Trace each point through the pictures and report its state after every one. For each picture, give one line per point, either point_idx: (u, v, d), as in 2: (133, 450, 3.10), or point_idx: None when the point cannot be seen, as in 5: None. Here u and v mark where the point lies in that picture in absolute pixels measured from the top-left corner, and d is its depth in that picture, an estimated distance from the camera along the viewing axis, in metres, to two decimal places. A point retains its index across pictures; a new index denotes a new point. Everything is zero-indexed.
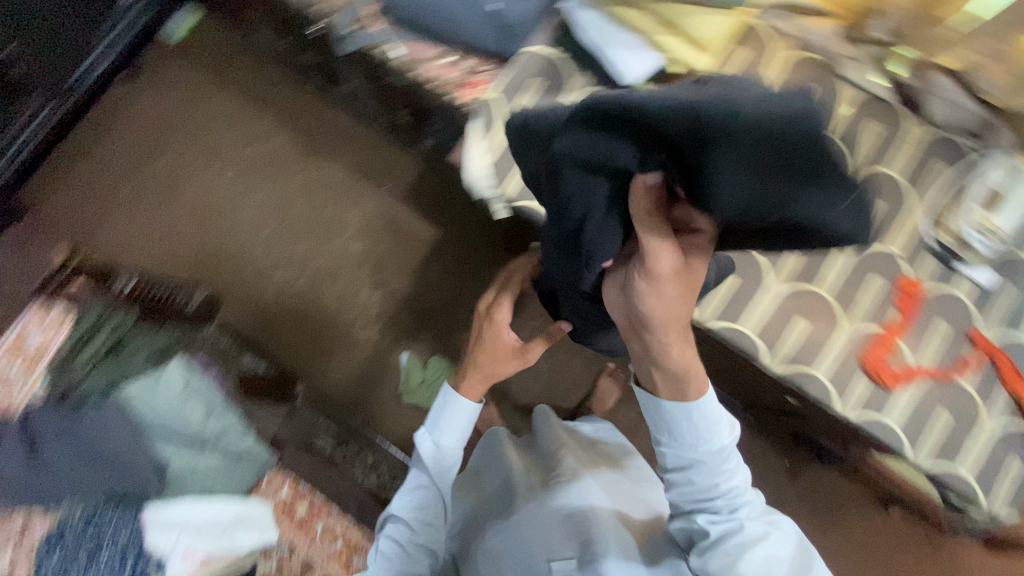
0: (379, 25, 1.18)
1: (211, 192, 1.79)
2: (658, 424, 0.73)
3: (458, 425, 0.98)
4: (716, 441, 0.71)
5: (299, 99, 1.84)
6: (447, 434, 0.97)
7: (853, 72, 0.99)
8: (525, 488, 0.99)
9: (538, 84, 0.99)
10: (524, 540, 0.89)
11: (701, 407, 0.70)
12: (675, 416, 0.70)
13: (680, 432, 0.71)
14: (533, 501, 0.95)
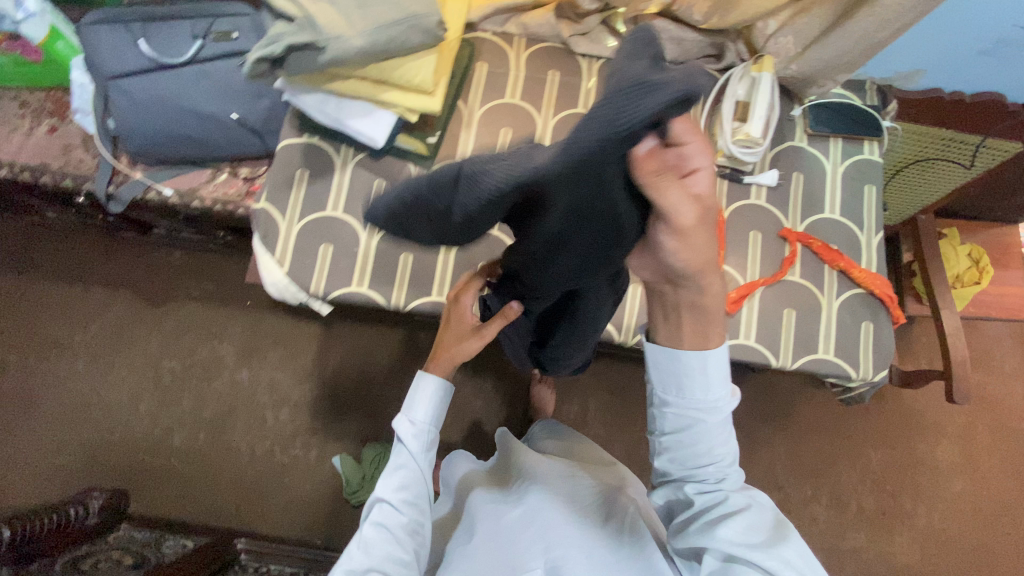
0: (136, 174, 1.11)
1: (71, 388, 1.66)
2: (660, 382, 0.67)
3: (436, 401, 0.81)
4: (712, 403, 0.66)
5: (122, 256, 1.73)
6: (426, 412, 0.81)
7: (586, 46, 1.03)
8: (485, 513, 0.88)
9: (305, 175, 0.96)
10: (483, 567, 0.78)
11: (698, 363, 0.64)
12: (687, 365, 0.64)
13: (676, 394, 0.66)
14: (495, 521, 0.85)
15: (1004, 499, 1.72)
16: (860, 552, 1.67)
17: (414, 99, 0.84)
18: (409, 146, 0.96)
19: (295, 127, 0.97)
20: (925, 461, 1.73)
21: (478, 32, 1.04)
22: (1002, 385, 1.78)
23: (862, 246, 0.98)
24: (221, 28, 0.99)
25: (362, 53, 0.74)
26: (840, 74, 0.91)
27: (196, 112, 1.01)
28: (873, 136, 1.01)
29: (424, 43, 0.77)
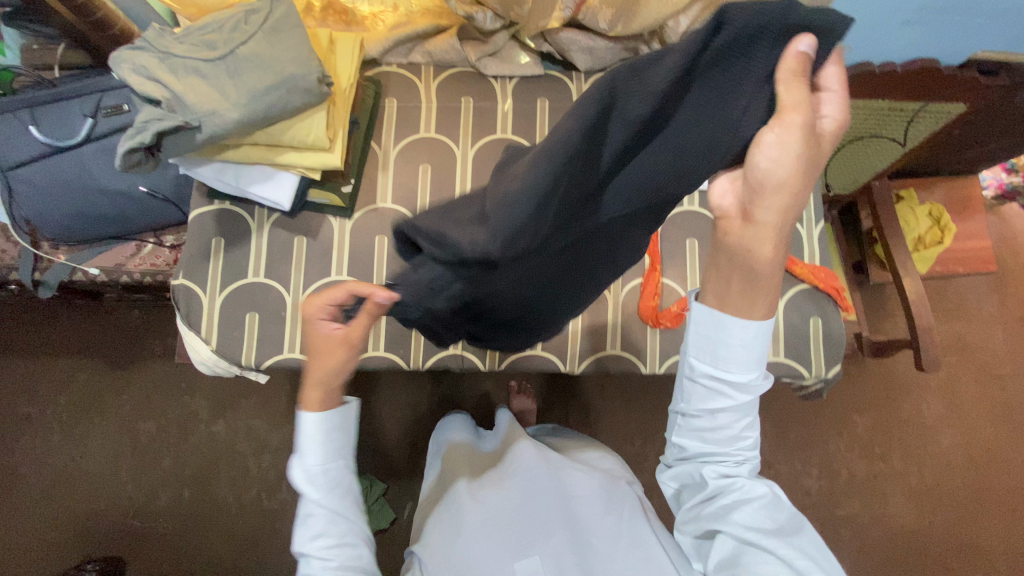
0: (59, 257, 1.06)
1: (47, 465, 1.61)
2: (695, 346, 0.59)
3: (331, 431, 0.66)
4: (751, 384, 0.59)
5: (75, 324, 1.67)
6: (319, 451, 0.66)
7: (498, 66, 0.98)
8: (481, 506, 0.84)
9: (221, 243, 0.92)
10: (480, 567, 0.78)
11: (738, 335, 0.56)
12: (727, 333, 0.56)
13: (712, 363, 0.59)
14: (494, 518, 0.82)
15: (999, 446, 1.68)
16: (856, 519, 1.64)
17: (314, 158, 0.80)
18: (323, 199, 0.92)
19: (204, 195, 0.93)
20: (911, 418, 1.69)
21: (383, 66, 1.00)
22: (980, 332, 1.72)
23: (804, 240, 0.95)
24: (112, 101, 0.93)
25: (241, 125, 0.70)
26: None
27: (103, 190, 0.97)
28: None
29: (307, 103, 0.73)
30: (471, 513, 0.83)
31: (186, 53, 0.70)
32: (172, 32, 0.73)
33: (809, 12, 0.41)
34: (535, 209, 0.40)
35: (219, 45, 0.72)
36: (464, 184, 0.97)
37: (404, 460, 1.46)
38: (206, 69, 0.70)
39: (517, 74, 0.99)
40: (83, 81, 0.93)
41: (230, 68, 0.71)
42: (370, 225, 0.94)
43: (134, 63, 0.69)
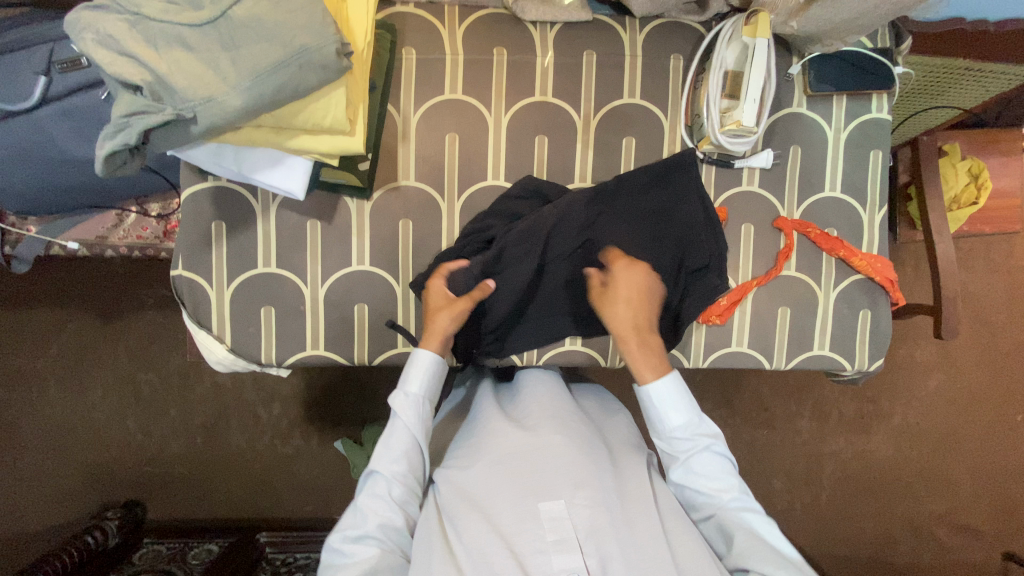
0: (29, 229, 0.94)
1: (46, 416, 1.54)
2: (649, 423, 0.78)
3: (432, 377, 0.76)
4: (690, 436, 0.75)
5: (53, 273, 1.53)
6: (422, 386, 0.75)
7: (536, 10, 0.82)
8: (507, 447, 0.75)
9: (223, 228, 0.81)
10: (504, 504, 0.70)
11: (668, 396, 0.74)
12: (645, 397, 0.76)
13: (661, 430, 0.76)
14: (522, 459, 0.73)
15: (994, 390, 1.71)
16: (841, 453, 1.71)
17: (331, 142, 0.67)
18: (338, 179, 0.80)
19: (195, 169, 0.79)
20: (904, 363, 1.71)
21: (397, 6, 0.82)
22: (985, 282, 1.68)
23: (864, 226, 0.88)
24: (66, 53, 0.76)
25: (245, 113, 0.57)
26: (853, 33, 0.75)
27: (72, 159, 0.82)
28: (884, 88, 0.85)
29: (325, 82, 0.58)
30: (495, 452, 0.75)
31: (163, 16, 0.55)
32: None
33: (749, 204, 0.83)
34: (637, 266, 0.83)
35: (207, 3, 0.56)
36: (496, 157, 0.84)
37: None
38: (192, 37, 0.55)
39: (560, 20, 0.82)
40: (30, 31, 0.77)
41: (223, 37, 0.56)
42: (391, 207, 0.83)
43: (98, 30, 0.54)
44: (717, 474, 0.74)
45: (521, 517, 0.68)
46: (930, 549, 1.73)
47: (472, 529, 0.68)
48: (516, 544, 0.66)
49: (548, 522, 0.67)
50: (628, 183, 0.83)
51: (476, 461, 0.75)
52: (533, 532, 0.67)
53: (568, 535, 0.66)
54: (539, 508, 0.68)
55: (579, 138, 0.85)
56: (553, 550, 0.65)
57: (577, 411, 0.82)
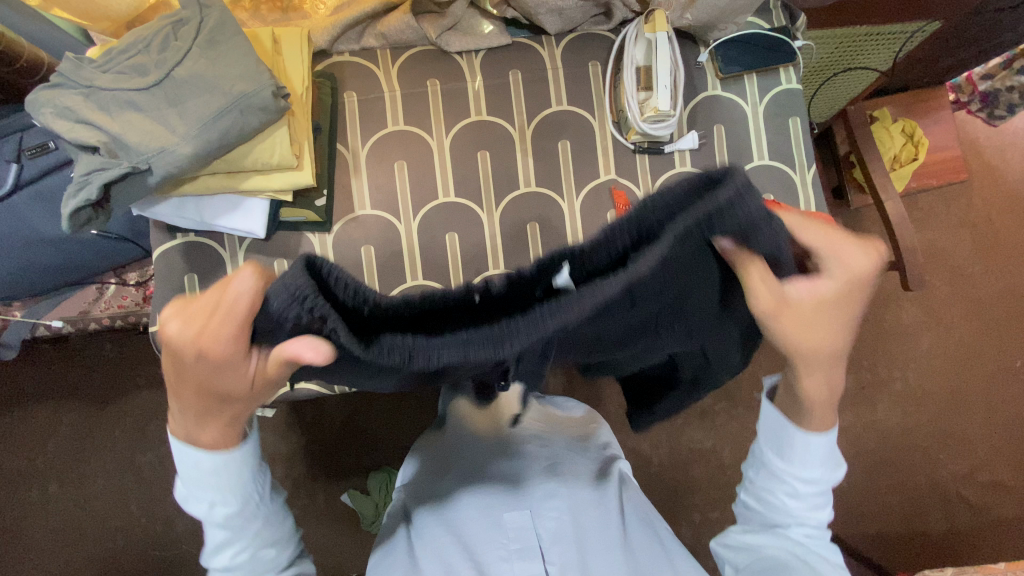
0: (14, 315, 0.98)
1: (49, 513, 1.53)
2: (769, 442, 0.63)
3: (225, 459, 0.55)
4: (819, 469, 0.63)
5: (47, 365, 1.55)
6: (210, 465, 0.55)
7: (459, 41, 0.90)
8: (483, 469, 0.81)
9: (194, 279, 0.85)
10: (473, 519, 0.75)
11: (807, 443, 0.61)
12: (774, 420, 0.62)
13: (793, 449, 0.62)
14: (494, 476, 0.80)
15: (988, 340, 1.71)
16: (851, 429, 1.68)
17: (282, 178, 0.72)
18: (298, 218, 0.86)
19: (165, 229, 0.85)
20: (892, 328, 1.71)
21: (335, 56, 0.90)
22: (952, 236, 1.71)
23: (798, 187, 0.94)
24: (35, 140, 0.83)
25: (196, 159, 0.62)
26: (741, 13, 0.84)
27: (48, 239, 0.88)
28: (788, 62, 0.93)
29: (267, 122, 0.65)
30: (470, 472, 0.81)
31: (114, 85, 0.62)
32: (92, 61, 0.63)
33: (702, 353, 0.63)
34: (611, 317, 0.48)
35: (151, 69, 0.63)
36: (443, 176, 0.90)
37: None
38: (142, 100, 0.62)
39: (483, 47, 0.91)
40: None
41: (169, 95, 0.62)
42: (352, 236, 0.88)
43: (57, 105, 0.61)
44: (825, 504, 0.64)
45: (487, 529, 0.73)
46: (961, 514, 1.67)
47: (437, 541, 0.73)
48: (479, 553, 0.71)
49: (512, 531, 0.73)
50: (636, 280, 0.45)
51: (450, 485, 0.81)
52: (497, 541, 0.72)
53: (531, 544, 0.71)
54: (505, 518, 0.74)
55: (518, 148, 0.91)
56: (515, 557, 0.70)
57: (552, 436, 0.88)
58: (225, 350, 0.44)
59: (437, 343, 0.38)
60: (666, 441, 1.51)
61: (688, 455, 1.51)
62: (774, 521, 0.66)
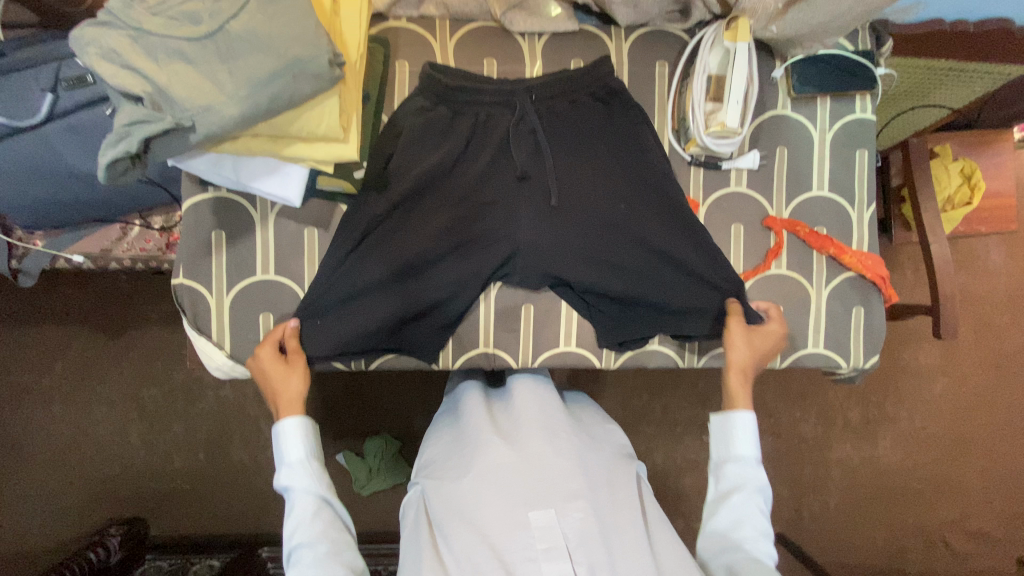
0: (36, 243, 0.97)
1: (50, 432, 1.54)
2: (715, 443, 0.82)
3: (303, 437, 0.77)
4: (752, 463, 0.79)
5: (60, 288, 1.55)
6: (298, 449, 0.75)
7: (521, 20, 0.85)
8: (495, 462, 0.78)
9: (222, 237, 0.83)
10: (494, 519, 0.74)
11: (746, 430, 0.79)
12: (730, 430, 0.80)
13: (723, 452, 0.80)
14: (511, 475, 0.76)
15: (1010, 395, 1.66)
16: (851, 461, 1.65)
17: (326, 149, 0.69)
18: (335, 187, 0.81)
19: (197, 181, 0.82)
20: (909, 367, 1.65)
21: (391, 21, 0.85)
22: (987, 282, 1.64)
23: (853, 224, 0.90)
24: (74, 71, 0.81)
25: (242, 121, 0.59)
26: (833, 33, 0.78)
27: (80, 174, 0.86)
28: (866, 89, 0.87)
29: (318, 90, 0.61)
30: (483, 465, 0.78)
31: (164, 31, 0.58)
32: (142, 1, 0.60)
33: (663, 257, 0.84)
34: (560, 152, 0.83)
35: (204, 18, 0.59)
36: None
37: (419, 422, 1.45)
38: (192, 51, 0.58)
39: (548, 30, 0.85)
40: (40, 48, 0.82)
41: (220, 49, 0.59)
42: None
43: (102, 46, 0.58)
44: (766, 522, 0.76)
45: (512, 529, 0.73)
46: (942, 558, 1.67)
47: (464, 541, 0.73)
48: (508, 554, 0.72)
49: (537, 531, 0.73)
50: (559, 139, 0.83)
51: (465, 477, 0.78)
52: (524, 542, 0.72)
53: (558, 544, 0.72)
54: (529, 518, 0.73)
55: None
56: (542, 558, 0.71)
57: (566, 420, 0.84)
58: (269, 357, 0.79)
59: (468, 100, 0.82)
60: (663, 447, 1.51)
61: (682, 462, 1.51)
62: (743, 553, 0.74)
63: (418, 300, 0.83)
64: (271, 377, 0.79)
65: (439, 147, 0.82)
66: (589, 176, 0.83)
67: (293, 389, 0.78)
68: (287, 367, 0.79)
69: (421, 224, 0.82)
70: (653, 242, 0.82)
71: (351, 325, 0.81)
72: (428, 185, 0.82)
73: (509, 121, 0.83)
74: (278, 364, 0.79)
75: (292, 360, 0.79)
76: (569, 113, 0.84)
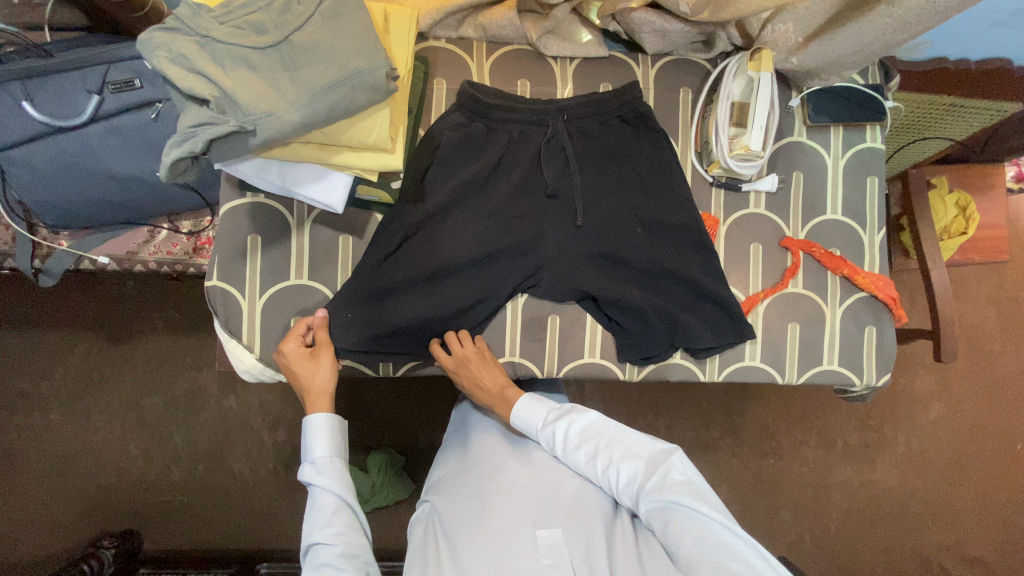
0: (61, 243, 0.97)
1: (47, 439, 1.50)
2: (525, 433, 0.84)
3: (333, 435, 0.80)
4: (555, 417, 0.81)
5: (67, 293, 1.53)
6: (324, 445, 0.78)
7: (554, 45, 0.89)
8: (509, 482, 0.80)
9: (256, 241, 0.84)
10: (504, 529, 0.74)
11: (524, 409, 0.82)
12: (528, 431, 0.83)
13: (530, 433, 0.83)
14: (522, 493, 0.78)
15: (1002, 422, 1.69)
16: (850, 484, 1.67)
17: (373, 158, 0.71)
18: (372, 197, 0.84)
19: (236, 186, 0.84)
20: (906, 392, 1.69)
21: (431, 41, 0.90)
22: (977, 311, 1.70)
23: (865, 246, 0.94)
24: (120, 75, 0.83)
25: (301, 128, 0.61)
26: (849, 67, 0.83)
27: (116, 176, 0.88)
28: (876, 121, 0.92)
29: (374, 102, 0.63)
30: (497, 486, 0.80)
31: (231, 39, 0.61)
32: (210, 10, 0.63)
33: (681, 277, 0.87)
34: (587, 171, 0.86)
35: (270, 29, 0.63)
36: None
37: (426, 436, 1.44)
38: (258, 59, 0.62)
39: (579, 56, 0.90)
40: (85, 51, 0.83)
41: (285, 59, 0.62)
42: None
43: (171, 50, 0.60)
44: (608, 449, 0.76)
45: (520, 542, 0.72)
46: None
47: (471, 550, 0.72)
48: (513, 566, 0.70)
49: (543, 547, 0.72)
50: (589, 157, 0.87)
51: (475, 498, 0.79)
52: (528, 555, 0.71)
53: (564, 559, 0.70)
54: (535, 534, 0.73)
55: None
56: (547, 572, 0.69)
57: None
58: (292, 348, 0.81)
59: (503, 116, 0.85)
60: None
61: None
62: (625, 487, 0.74)
63: (448, 306, 0.85)
64: (298, 369, 0.80)
65: (474, 161, 0.85)
66: (613, 193, 0.87)
67: (320, 383, 0.80)
68: (314, 358, 0.81)
69: (448, 237, 0.84)
70: (676, 264, 0.86)
71: (376, 323, 0.83)
72: (461, 194, 0.84)
73: (542, 138, 0.86)
74: (304, 357, 0.81)
75: (318, 353, 0.81)
76: (598, 134, 0.87)
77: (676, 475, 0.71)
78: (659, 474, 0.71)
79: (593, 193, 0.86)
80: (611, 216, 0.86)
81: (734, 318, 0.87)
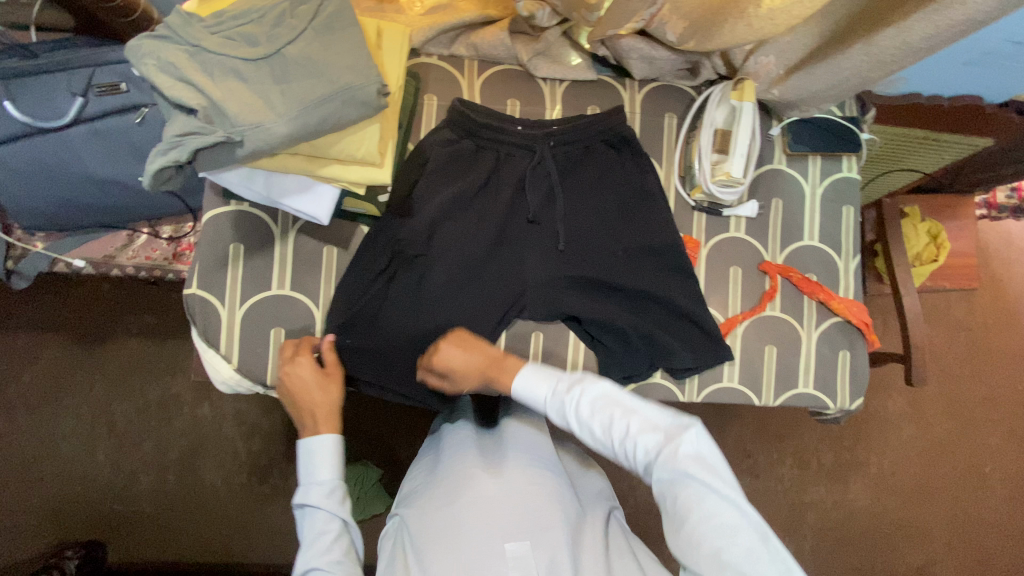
0: (35, 245, 0.95)
1: (11, 444, 1.45)
2: (529, 401, 0.74)
3: (336, 457, 0.75)
4: (565, 386, 0.70)
5: (40, 293, 1.49)
6: (328, 467, 0.73)
7: (544, 66, 0.91)
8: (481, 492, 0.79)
9: (237, 250, 0.84)
10: (473, 542, 0.73)
11: (529, 378, 0.73)
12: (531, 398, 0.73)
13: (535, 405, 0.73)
14: (495, 504, 0.77)
15: (970, 445, 1.73)
16: (824, 504, 1.69)
17: (359, 172, 0.71)
18: (358, 209, 0.85)
19: (219, 194, 0.84)
20: (878, 414, 1.73)
21: (423, 57, 0.91)
22: (947, 336, 1.75)
23: (840, 273, 0.97)
24: (105, 78, 0.82)
25: (287, 140, 0.61)
26: (827, 100, 0.86)
27: (95, 178, 0.87)
28: (852, 153, 0.95)
29: (363, 117, 0.64)
30: (469, 495, 0.79)
31: (221, 49, 0.62)
32: (200, 20, 0.63)
33: (661, 300, 0.88)
34: (569, 193, 0.88)
35: (261, 41, 0.63)
36: None
37: (404, 449, 1.42)
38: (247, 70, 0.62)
39: (568, 78, 0.92)
40: (72, 53, 0.83)
41: (275, 71, 0.62)
42: None
43: (160, 58, 0.61)
44: (619, 416, 0.67)
45: (488, 555, 0.72)
46: None
47: (438, 563, 0.72)
48: None
49: (511, 561, 0.72)
50: (574, 179, 0.88)
51: (446, 507, 0.78)
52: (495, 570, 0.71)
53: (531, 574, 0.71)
54: (505, 547, 0.73)
55: None
56: None
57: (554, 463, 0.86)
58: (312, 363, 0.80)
59: (490, 136, 0.86)
60: None
61: None
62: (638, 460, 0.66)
63: (421, 327, 0.84)
64: (311, 383, 0.78)
65: (461, 177, 0.86)
66: (596, 214, 0.88)
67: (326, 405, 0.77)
68: (329, 376, 0.80)
69: (428, 259, 0.84)
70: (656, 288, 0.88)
71: (351, 347, 0.83)
72: (446, 211, 0.85)
73: (527, 164, 0.87)
74: (319, 374, 0.79)
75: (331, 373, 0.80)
76: (584, 155, 0.89)
77: (692, 446, 0.63)
78: (675, 448, 0.63)
79: (573, 217, 0.88)
80: (593, 238, 0.88)
81: (712, 340, 0.89)
